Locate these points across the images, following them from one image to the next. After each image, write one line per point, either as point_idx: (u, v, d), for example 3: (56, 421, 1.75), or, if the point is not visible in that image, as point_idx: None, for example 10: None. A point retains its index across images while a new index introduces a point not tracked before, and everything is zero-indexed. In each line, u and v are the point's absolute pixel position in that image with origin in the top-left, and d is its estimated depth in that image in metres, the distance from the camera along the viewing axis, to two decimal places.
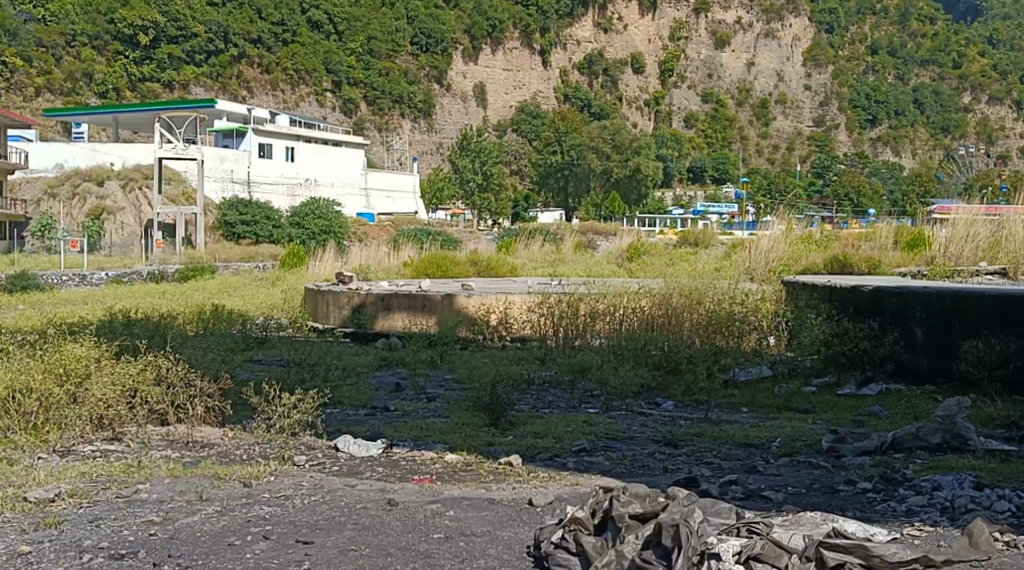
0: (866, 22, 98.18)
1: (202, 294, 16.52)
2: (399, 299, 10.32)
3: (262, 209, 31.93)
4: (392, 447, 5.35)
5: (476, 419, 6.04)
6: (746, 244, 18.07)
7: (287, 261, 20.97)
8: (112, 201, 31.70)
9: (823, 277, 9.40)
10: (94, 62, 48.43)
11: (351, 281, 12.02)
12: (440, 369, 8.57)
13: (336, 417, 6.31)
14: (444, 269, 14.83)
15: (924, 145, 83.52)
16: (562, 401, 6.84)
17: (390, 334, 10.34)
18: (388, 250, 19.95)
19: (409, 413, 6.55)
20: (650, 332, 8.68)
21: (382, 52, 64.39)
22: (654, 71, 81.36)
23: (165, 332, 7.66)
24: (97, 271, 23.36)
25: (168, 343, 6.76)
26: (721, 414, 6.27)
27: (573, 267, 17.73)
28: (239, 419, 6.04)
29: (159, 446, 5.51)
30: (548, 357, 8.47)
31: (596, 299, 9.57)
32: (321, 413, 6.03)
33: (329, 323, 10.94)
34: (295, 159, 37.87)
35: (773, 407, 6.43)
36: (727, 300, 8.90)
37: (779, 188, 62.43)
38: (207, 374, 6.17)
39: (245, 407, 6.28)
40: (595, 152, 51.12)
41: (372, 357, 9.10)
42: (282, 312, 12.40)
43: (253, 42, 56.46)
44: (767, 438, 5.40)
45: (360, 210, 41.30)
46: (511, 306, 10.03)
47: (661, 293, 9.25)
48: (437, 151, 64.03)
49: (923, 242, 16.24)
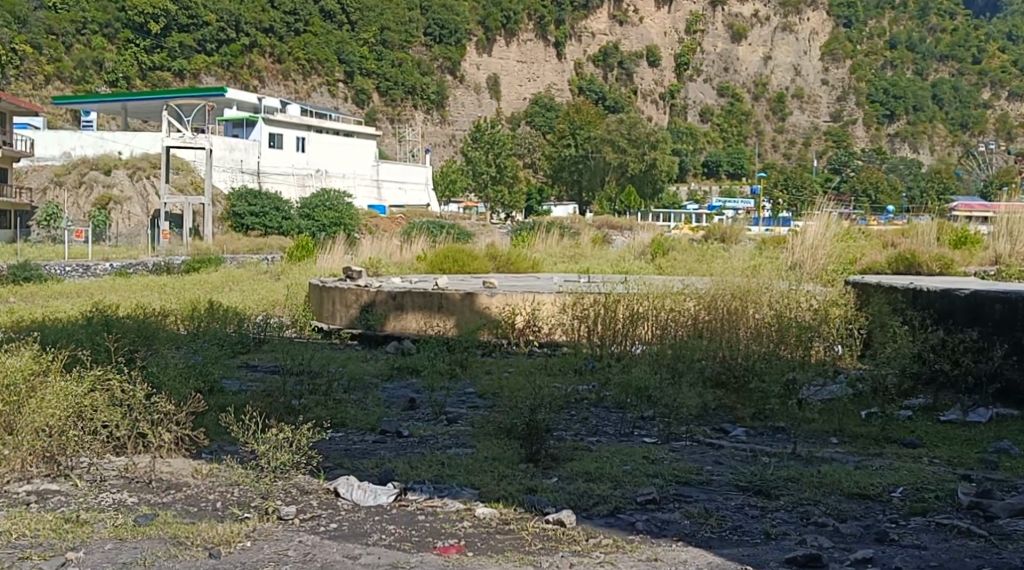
0: (885, 16, 96.12)
1: (204, 287, 15.40)
2: (414, 297, 9.19)
3: (271, 199, 30.63)
4: (406, 492, 4.21)
5: (512, 452, 4.91)
6: (782, 239, 16.80)
7: (295, 253, 19.90)
8: (119, 191, 30.53)
9: (896, 279, 8.32)
10: (105, 49, 47.53)
11: (360, 276, 10.89)
12: (461, 380, 7.47)
13: (339, 447, 5.20)
14: (461, 263, 13.67)
15: (943, 140, 81.69)
16: (611, 427, 5.72)
17: (403, 337, 9.23)
18: (400, 243, 18.85)
19: (427, 439, 5.42)
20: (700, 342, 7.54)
21: (395, 42, 63.24)
22: (669, 64, 80.02)
23: (135, 343, 6.50)
24: (102, 262, 22.31)
25: (130, 355, 5.59)
26: (814, 446, 5.13)
27: (598, 262, 16.59)
28: (216, 448, 4.90)
29: (113, 486, 4.36)
30: (582, 373, 7.36)
31: (636, 300, 8.41)
32: (318, 442, 4.90)
33: (336, 324, 9.85)
34: (306, 149, 36.80)
35: (869, 439, 5.32)
36: (790, 302, 7.75)
37: (796, 182, 60.82)
38: (176, 396, 5.02)
39: (224, 433, 5.13)
40: (610, 145, 49.08)
41: (383, 364, 7.98)
42: (285, 309, 11.29)
43: (264, 31, 55.25)
44: (885, 487, 4.25)
45: (371, 202, 40.22)
46: (541, 305, 8.91)
47: (711, 293, 8.09)
48: (449, 143, 63.01)
49: (969, 244, 15.08)
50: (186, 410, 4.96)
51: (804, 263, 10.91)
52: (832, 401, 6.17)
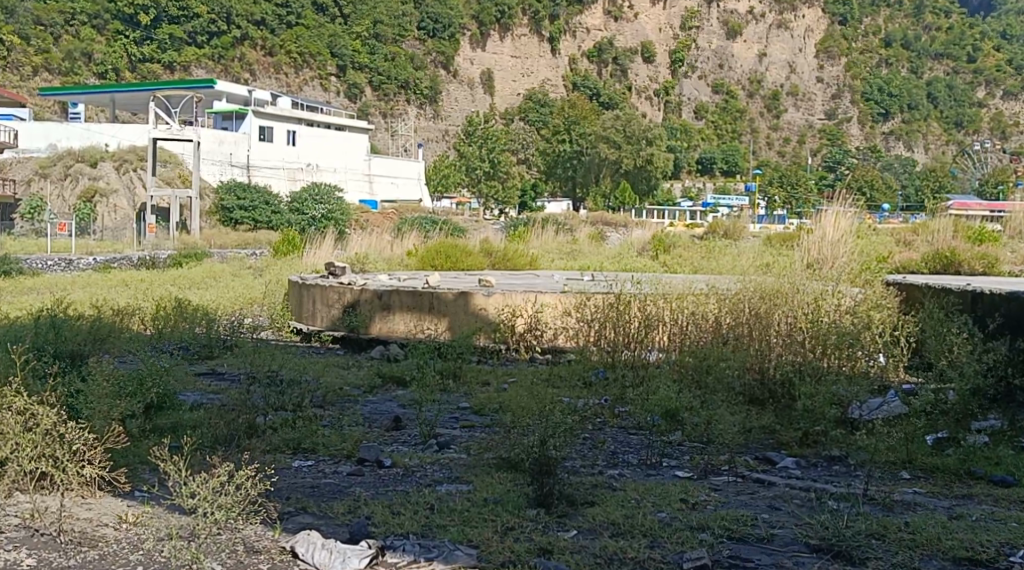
0: (880, 13, 95.35)
1: (179, 283, 14.52)
2: (403, 296, 8.28)
3: (261, 194, 29.78)
4: (384, 554, 3.38)
5: (518, 493, 3.99)
6: (785, 236, 15.86)
7: (282, 248, 19.04)
8: (106, 183, 29.46)
9: (947, 280, 7.38)
10: (94, 41, 47.12)
11: (344, 272, 9.95)
12: (454, 395, 6.56)
13: (295, 482, 4.29)
14: (454, 259, 12.80)
15: (937, 139, 80.88)
16: (636, 456, 4.81)
17: (390, 341, 8.32)
18: (392, 238, 17.94)
19: (412, 471, 4.53)
20: (721, 349, 6.61)
21: (389, 36, 62.51)
22: (664, 61, 78.90)
23: (60, 353, 5.57)
24: (85, 255, 21.42)
25: (43, 372, 4.65)
26: (887, 485, 4.24)
27: (598, 259, 15.68)
28: (141, 487, 3.97)
29: (9, 539, 3.46)
30: (585, 390, 6.42)
31: (651, 301, 7.43)
32: (269, 485, 4.00)
33: (316, 325, 8.96)
34: (296, 142, 35.74)
35: (939, 478, 4.47)
36: (824, 305, 6.81)
37: (791, 179, 59.65)
38: (94, 426, 4.12)
39: (156, 466, 4.20)
40: (606, 141, 47.79)
41: (365, 374, 7.08)
42: (262, 308, 10.38)
43: (256, 24, 54.19)
44: (993, 546, 3.41)
45: (363, 197, 39.36)
46: (543, 308, 7.96)
47: (734, 293, 7.15)
48: (444, 137, 61.70)
49: (989, 238, 14.12)
50: (107, 447, 4.07)
51: (828, 254, 9.99)
52: (890, 420, 5.25)
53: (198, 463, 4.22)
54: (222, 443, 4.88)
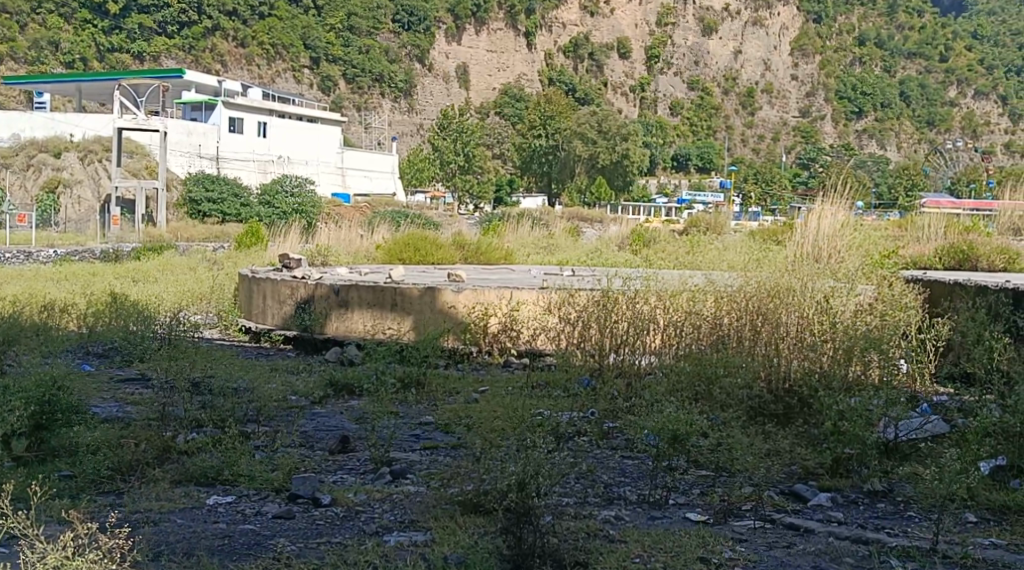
0: (854, 13, 95.47)
1: (127, 276, 13.46)
2: (362, 293, 7.37)
3: (230, 186, 28.49)
4: None
5: (488, 550, 3.12)
6: (767, 233, 15.10)
7: (245, 240, 18.00)
8: (69, 173, 28.11)
9: (972, 277, 6.54)
10: (61, 29, 45.85)
11: (300, 264, 9.00)
12: (415, 406, 5.65)
13: (193, 532, 3.38)
14: (424, 252, 11.86)
15: (910, 137, 80.21)
16: (637, 489, 3.93)
17: (347, 342, 7.39)
18: (361, 231, 16.98)
19: (358, 512, 3.63)
20: (719, 357, 5.68)
21: (363, 29, 61.82)
22: (640, 57, 77.77)
23: None
24: (45, 248, 20.25)
25: None
26: (956, 536, 3.42)
27: (576, 254, 14.72)
28: None
29: None
30: (561, 399, 5.52)
31: (641, 297, 6.50)
32: (155, 550, 3.11)
33: (266, 323, 8.03)
34: (267, 134, 34.48)
35: (1002, 523, 3.62)
36: (839, 297, 5.87)
37: (766, 176, 59.02)
38: None
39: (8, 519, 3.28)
40: (580, 138, 47.05)
41: (317, 380, 6.16)
42: (209, 304, 9.41)
43: (228, 15, 52.61)
44: None
45: (335, 190, 38.28)
46: (521, 306, 7.04)
47: (737, 289, 6.20)
48: (418, 132, 60.33)
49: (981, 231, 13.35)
50: None
51: (827, 246, 9.12)
52: (942, 448, 4.36)
53: (59, 519, 3.31)
54: (126, 474, 4.04)
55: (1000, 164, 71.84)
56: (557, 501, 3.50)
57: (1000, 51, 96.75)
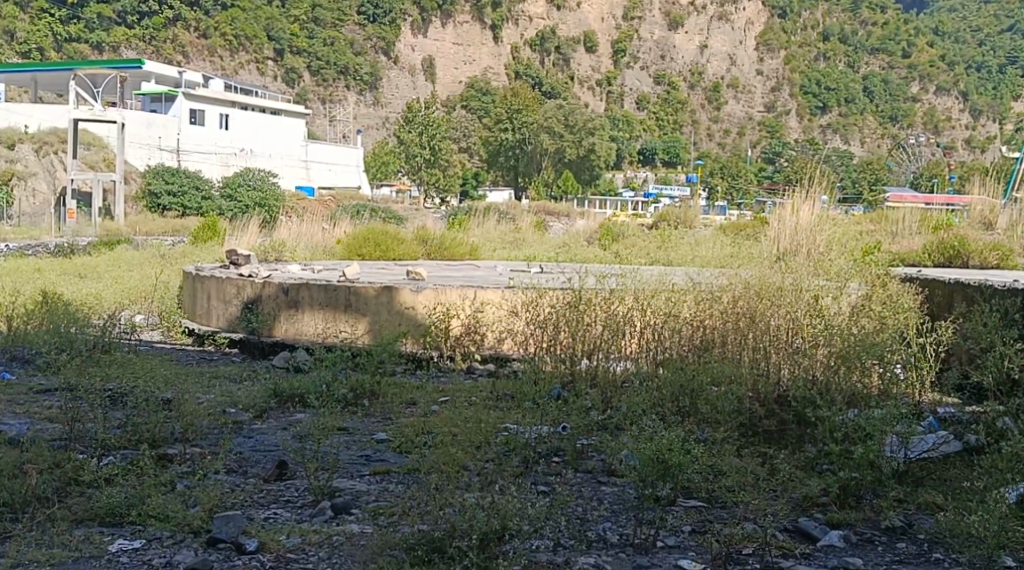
0: (818, 8, 95.93)
1: (73, 272, 12.71)
2: (314, 292, 6.77)
3: (191, 179, 27.81)
4: None
5: None
6: (736, 226, 14.56)
7: (202, 234, 17.26)
8: (23, 166, 27.06)
9: (971, 277, 6.04)
10: (17, 18, 44.52)
11: (248, 261, 8.37)
12: (367, 420, 5.08)
13: None
14: (384, 248, 11.25)
15: (873, 133, 79.53)
16: (617, 528, 3.41)
17: (296, 345, 6.79)
18: (324, 227, 16.32)
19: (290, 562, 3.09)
20: (701, 364, 5.12)
21: (327, 21, 61.06)
22: (607, 50, 77.71)
23: None
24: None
25: None
26: None
27: (543, 249, 14.09)
28: None
29: None
30: (527, 408, 4.96)
31: (616, 297, 5.90)
32: None
33: (211, 325, 7.40)
34: (229, 126, 33.57)
35: None
36: (831, 299, 5.32)
37: (732, 171, 58.64)
38: None
39: None
40: (547, 132, 46.49)
41: (261, 390, 5.55)
42: (151, 304, 8.75)
43: (189, 6, 51.47)
44: None
45: (299, 182, 37.46)
46: (485, 307, 6.46)
47: (721, 291, 5.63)
48: (384, 125, 59.32)
49: (956, 222, 12.78)
50: None
51: (808, 242, 8.57)
52: (957, 474, 3.85)
53: None
54: (19, 508, 3.47)
55: (961, 159, 71.92)
56: (520, 562, 3.00)
57: (960, 48, 97.30)
